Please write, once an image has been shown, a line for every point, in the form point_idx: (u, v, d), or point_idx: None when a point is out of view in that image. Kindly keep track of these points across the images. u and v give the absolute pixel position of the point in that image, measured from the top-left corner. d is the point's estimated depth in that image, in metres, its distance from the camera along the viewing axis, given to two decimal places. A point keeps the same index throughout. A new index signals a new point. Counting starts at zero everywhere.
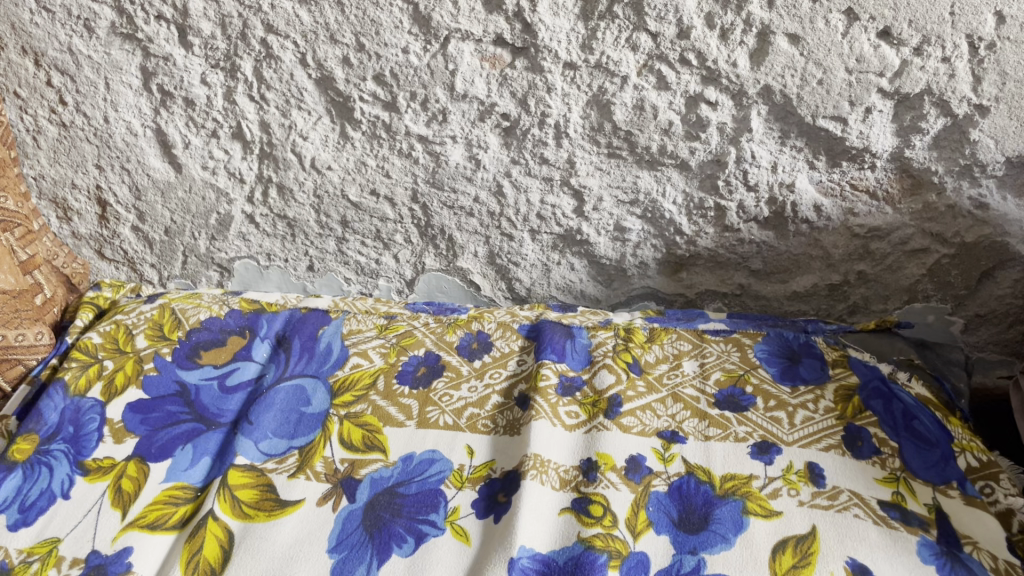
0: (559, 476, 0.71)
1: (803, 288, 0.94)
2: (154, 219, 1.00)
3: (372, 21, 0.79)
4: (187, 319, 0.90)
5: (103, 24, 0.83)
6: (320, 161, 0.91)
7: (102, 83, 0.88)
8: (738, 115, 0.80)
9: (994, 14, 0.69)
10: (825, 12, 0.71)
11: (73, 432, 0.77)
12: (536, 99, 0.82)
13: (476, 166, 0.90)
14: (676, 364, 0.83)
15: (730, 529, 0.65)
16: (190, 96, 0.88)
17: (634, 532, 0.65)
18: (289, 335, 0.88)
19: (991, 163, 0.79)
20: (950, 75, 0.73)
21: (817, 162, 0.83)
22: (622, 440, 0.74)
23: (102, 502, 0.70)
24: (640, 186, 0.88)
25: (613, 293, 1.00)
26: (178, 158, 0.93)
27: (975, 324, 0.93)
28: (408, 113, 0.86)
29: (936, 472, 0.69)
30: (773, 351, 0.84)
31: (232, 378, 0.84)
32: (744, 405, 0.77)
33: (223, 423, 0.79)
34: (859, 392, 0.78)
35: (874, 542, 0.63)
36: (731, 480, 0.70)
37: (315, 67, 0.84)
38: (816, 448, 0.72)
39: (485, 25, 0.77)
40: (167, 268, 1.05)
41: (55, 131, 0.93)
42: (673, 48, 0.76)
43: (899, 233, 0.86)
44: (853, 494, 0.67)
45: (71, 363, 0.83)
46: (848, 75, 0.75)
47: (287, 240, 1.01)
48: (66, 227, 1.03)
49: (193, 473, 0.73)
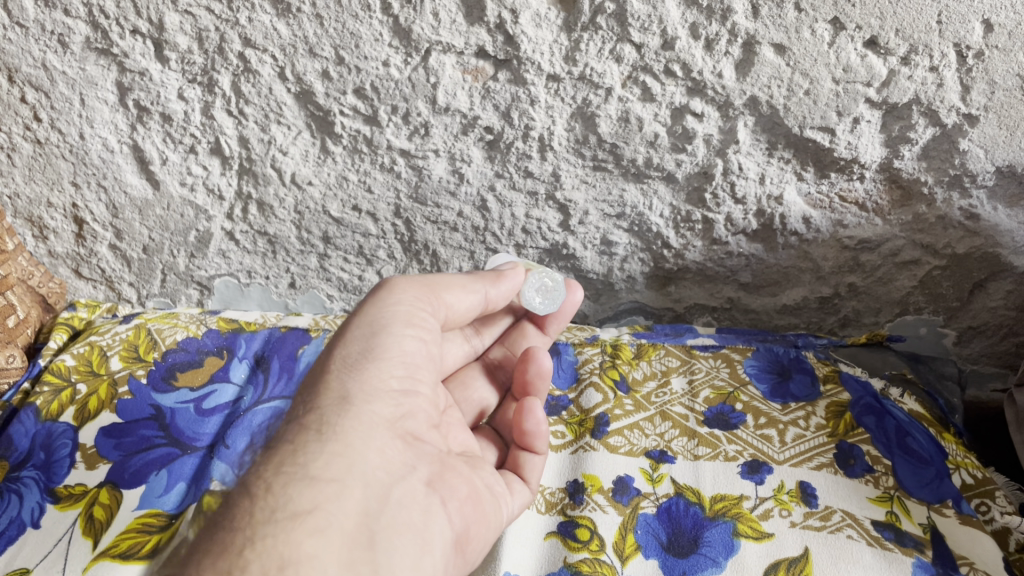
0: (546, 499, 0.70)
1: (793, 302, 0.93)
2: (133, 237, 0.98)
3: (351, 34, 0.77)
4: (164, 339, 0.89)
5: (78, 39, 0.81)
6: (300, 176, 0.90)
7: (78, 99, 0.86)
8: (725, 126, 0.79)
9: (982, 22, 0.68)
10: (811, 21, 0.70)
11: (45, 458, 0.75)
12: (520, 112, 0.81)
13: (460, 180, 0.88)
14: (664, 381, 0.81)
15: (720, 551, 0.63)
16: (168, 112, 0.86)
17: (622, 556, 0.64)
18: (268, 355, 0.86)
19: (982, 173, 0.77)
20: (938, 84, 0.72)
21: (806, 174, 0.82)
22: (609, 460, 0.73)
23: (72, 531, 0.68)
24: (626, 199, 0.87)
25: (601, 308, 0.99)
26: (155, 175, 0.92)
27: (968, 336, 0.92)
28: (390, 126, 0.84)
29: (931, 489, 0.68)
30: (763, 367, 0.82)
31: (210, 400, 0.81)
32: (734, 423, 0.75)
33: (200, 447, 0.76)
34: (851, 409, 0.76)
35: (868, 564, 0.61)
36: (721, 500, 0.68)
37: (294, 81, 0.82)
38: (807, 467, 0.70)
39: (466, 37, 0.76)
40: (146, 287, 1.03)
41: (31, 148, 0.91)
42: (658, 59, 0.75)
43: (890, 245, 0.85)
44: (846, 514, 0.66)
45: (44, 387, 0.82)
46: (836, 84, 0.74)
47: (267, 256, 0.99)
48: (43, 246, 1.00)
49: (168, 499, 0.71)
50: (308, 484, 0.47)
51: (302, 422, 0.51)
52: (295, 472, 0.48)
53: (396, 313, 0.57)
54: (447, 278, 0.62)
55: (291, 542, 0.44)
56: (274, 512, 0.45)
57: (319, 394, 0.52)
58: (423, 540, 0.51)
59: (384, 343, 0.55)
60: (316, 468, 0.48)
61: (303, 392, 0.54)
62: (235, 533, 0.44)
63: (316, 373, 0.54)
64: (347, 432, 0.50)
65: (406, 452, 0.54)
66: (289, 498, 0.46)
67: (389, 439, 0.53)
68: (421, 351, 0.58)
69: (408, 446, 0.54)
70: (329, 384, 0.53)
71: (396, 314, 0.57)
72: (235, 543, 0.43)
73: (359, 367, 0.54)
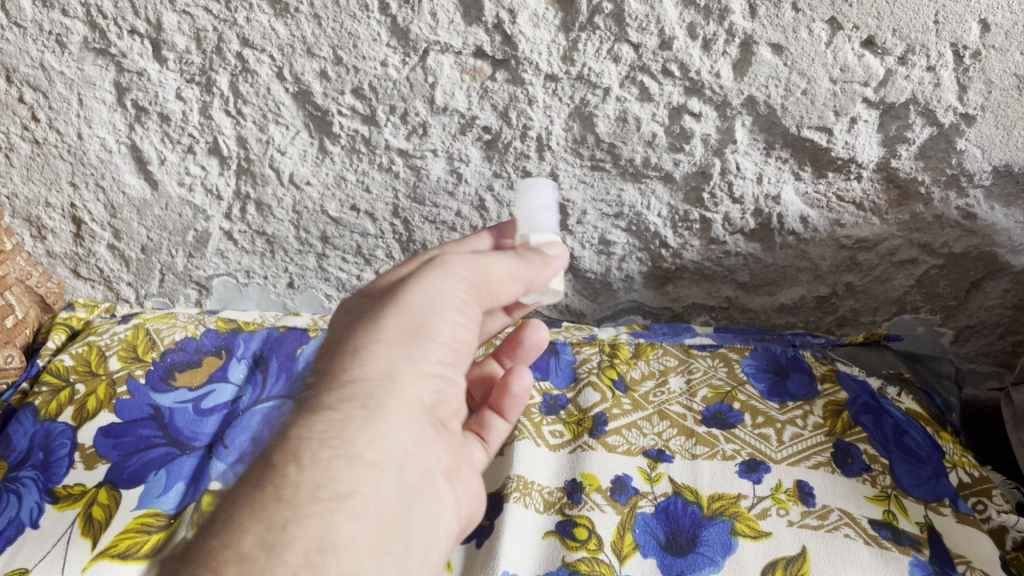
0: (544, 498, 0.70)
1: (791, 301, 0.93)
2: (131, 236, 0.98)
3: (350, 34, 0.77)
4: (162, 339, 0.89)
5: (76, 39, 0.81)
6: (298, 176, 0.90)
7: (75, 99, 0.86)
8: (723, 126, 0.79)
9: (979, 22, 0.68)
10: (809, 21, 0.70)
11: (43, 458, 0.75)
12: (518, 111, 0.81)
13: (458, 180, 0.88)
14: (662, 380, 0.81)
15: (718, 550, 0.63)
16: (166, 112, 0.86)
17: (621, 555, 0.64)
18: (266, 355, 0.86)
19: (979, 172, 0.78)
20: (935, 84, 0.72)
21: (804, 173, 0.82)
22: (608, 460, 0.73)
23: (70, 531, 0.68)
24: (624, 199, 0.87)
25: (600, 307, 0.99)
26: (153, 174, 0.92)
27: (965, 335, 0.92)
28: (388, 126, 0.84)
29: (929, 488, 0.68)
30: (760, 366, 0.82)
31: (209, 400, 0.81)
32: (732, 422, 0.76)
33: (199, 447, 0.76)
34: (848, 408, 0.77)
35: (865, 562, 0.62)
36: (719, 499, 0.68)
37: (292, 81, 0.82)
38: (804, 466, 0.71)
39: (464, 37, 0.76)
40: (144, 287, 1.03)
41: (29, 148, 0.91)
42: (655, 59, 0.75)
43: (887, 244, 0.85)
44: (844, 512, 0.66)
45: (43, 387, 0.83)
46: (833, 84, 0.74)
47: (266, 256, 0.99)
48: (41, 246, 1.00)
49: (167, 499, 0.71)
50: (348, 463, 0.39)
51: (342, 390, 0.42)
52: (340, 449, 0.39)
53: (448, 289, 0.47)
54: (506, 253, 0.52)
55: (330, 525, 0.37)
56: (315, 489, 0.38)
57: (357, 362, 0.43)
58: (432, 535, 0.44)
59: (434, 321, 0.46)
60: (358, 448, 0.40)
61: (337, 349, 0.45)
62: (277, 505, 0.37)
63: (351, 340, 0.45)
64: (392, 412, 0.42)
65: (437, 440, 0.46)
66: (329, 476, 0.38)
67: (424, 426, 0.45)
68: (473, 332, 0.48)
69: (439, 433, 0.47)
70: (373, 356, 0.44)
71: (450, 291, 0.47)
72: (277, 518, 0.36)
73: (408, 341, 0.45)
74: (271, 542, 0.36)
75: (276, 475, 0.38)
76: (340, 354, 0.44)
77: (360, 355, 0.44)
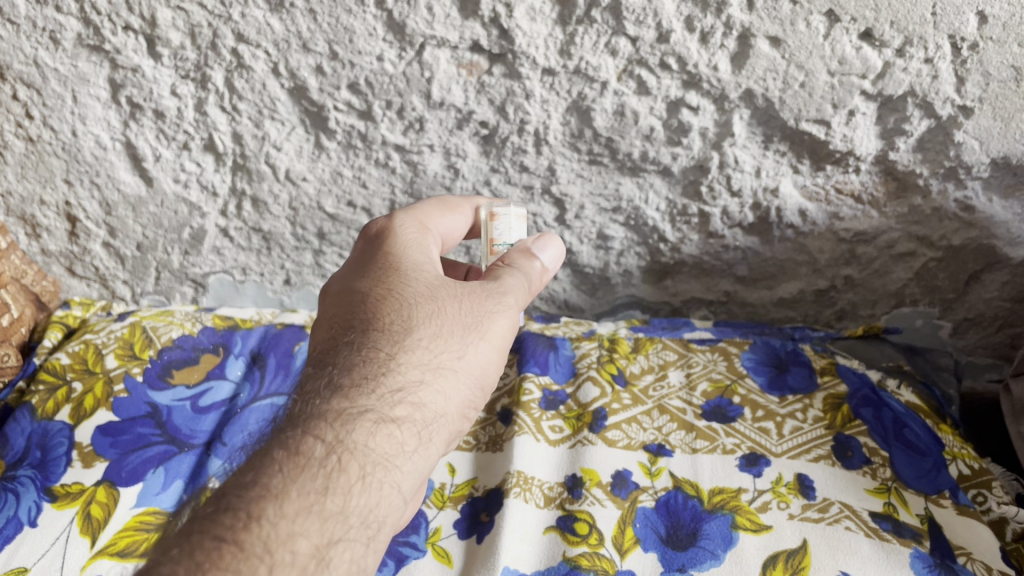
0: (544, 493, 0.69)
1: (789, 295, 0.93)
2: (127, 234, 0.97)
3: (346, 28, 0.77)
4: (159, 337, 0.88)
5: (69, 35, 0.80)
6: (294, 172, 0.89)
7: (70, 96, 0.85)
8: (721, 119, 0.79)
9: (976, 14, 0.68)
10: (806, 14, 0.70)
11: (40, 457, 0.74)
12: (515, 106, 0.81)
13: (455, 175, 0.88)
14: (662, 375, 0.81)
15: (719, 544, 0.63)
16: (160, 108, 0.85)
17: (622, 549, 0.64)
18: (263, 352, 0.86)
19: (977, 165, 0.78)
20: (934, 76, 0.72)
21: (802, 166, 0.82)
22: (608, 455, 0.73)
23: (70, 528, 0.68)
24: (622, 193, 0.86)
25: (598, 302, 0.99)
26: (148, 172, 0.91)
27: (964, 327, 0.92)
28: (385, 121, 0.84)
29: (928, 481, 0.68)
30: (760, 360, 0.82)
31: (206, 398, 0.81)
32: (732, 416, 0.75)
33: (197, 444, 0.76)
34: (847, 401, 0.76)
35: (866, 554, 0.62)
36: (719, 494, 0.68)
37: (287, 77, 0.81)
38: (805, 459, 0.71)
39: (461, 31, 0.75)
40: (140, 284, 1.03)
41: (22, 146, 0.90)
42: (653, 52, 0.74)
43: (886, 237, 0.85)
44: (844, 505, 0.66)
45: (40, 385, 0.82)
46: (831, 77, 0.74)
47: (262, 253, 0.99)
48: (35, 244, 0.99)
49: (165, 497, 0.71)
50: (392, 491, 0.49)
51: (401, 412, 0.50)
52: (391, 474, 0.49)
53: (501, 335, 0.56)
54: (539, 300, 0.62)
55: (365, 548, 0.47)
56: (362, 514, 0.47)
57: (425, 388, 0.51)
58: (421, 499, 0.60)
59: (486, 372, 0.55)
60: (401, 475, 0.49)
61: (404, 360, 0.51)
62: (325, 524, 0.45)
63: (422, 358, 0.52)
64: (433, 445, 0.52)
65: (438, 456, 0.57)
66: (378, 502, 0.48)
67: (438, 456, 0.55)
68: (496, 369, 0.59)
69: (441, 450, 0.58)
70: (437, 390, 0.52)
71: (504, 336, 0.57)
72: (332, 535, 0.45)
73: (466, 381, 0.53)
74: (321, 551, 0.44)
75: (338, 483, 0.46)
76: (415, 363, 0.52)
77: (425, 375, 0.52)
